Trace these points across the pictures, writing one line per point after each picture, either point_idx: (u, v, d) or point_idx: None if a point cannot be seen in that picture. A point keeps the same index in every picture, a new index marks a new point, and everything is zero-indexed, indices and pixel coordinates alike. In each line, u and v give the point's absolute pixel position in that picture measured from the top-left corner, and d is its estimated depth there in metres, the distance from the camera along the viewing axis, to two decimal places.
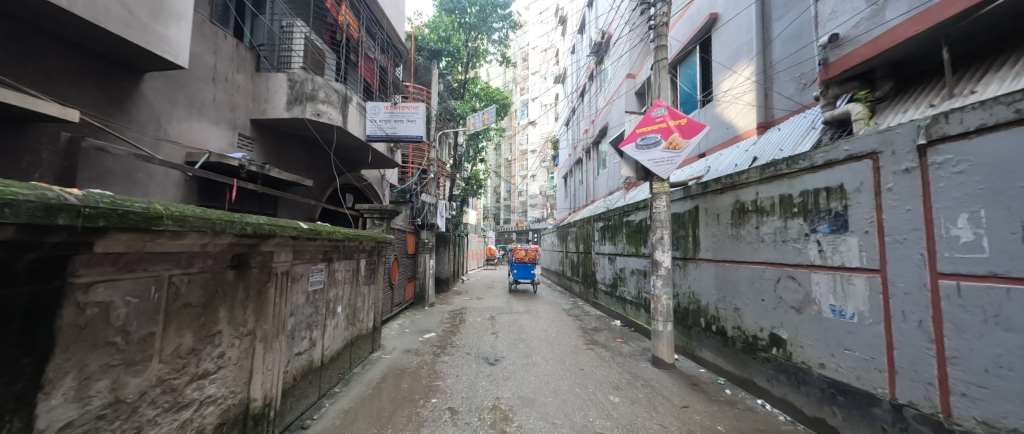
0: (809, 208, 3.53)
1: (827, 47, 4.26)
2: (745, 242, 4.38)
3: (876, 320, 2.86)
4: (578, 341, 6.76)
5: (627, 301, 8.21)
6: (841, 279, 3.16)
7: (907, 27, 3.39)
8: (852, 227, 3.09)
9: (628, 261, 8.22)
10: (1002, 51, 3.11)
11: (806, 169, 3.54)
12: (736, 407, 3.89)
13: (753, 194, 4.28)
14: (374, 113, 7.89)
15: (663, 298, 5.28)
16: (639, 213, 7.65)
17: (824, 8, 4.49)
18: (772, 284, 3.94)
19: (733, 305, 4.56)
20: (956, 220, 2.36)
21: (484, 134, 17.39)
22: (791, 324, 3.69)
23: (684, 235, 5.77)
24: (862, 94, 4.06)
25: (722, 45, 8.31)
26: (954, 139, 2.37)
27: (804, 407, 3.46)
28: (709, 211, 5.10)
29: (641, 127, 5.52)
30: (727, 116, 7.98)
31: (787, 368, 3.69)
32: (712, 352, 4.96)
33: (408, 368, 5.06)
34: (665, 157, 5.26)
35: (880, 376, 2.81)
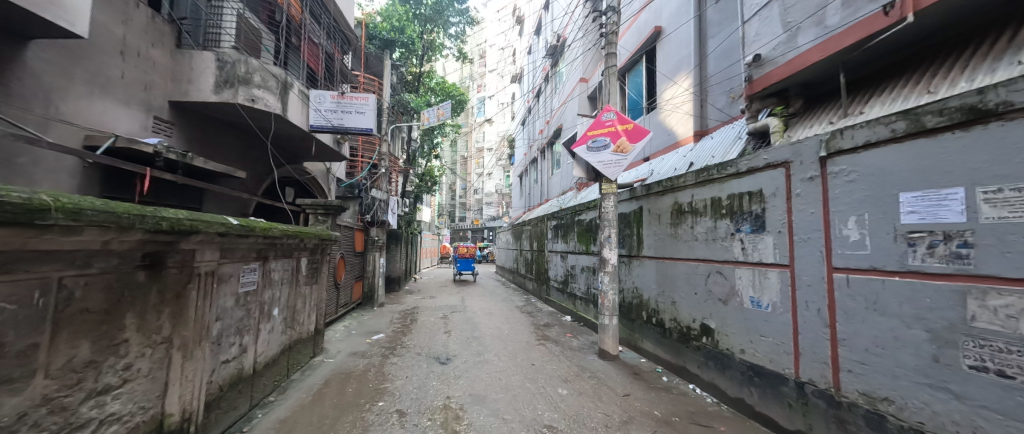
0: (734, 210, 3.91)
1: (752, 66, 4.73)
2: (682, 240, 4.73)
3: (785, 309, 3.25)
4: (530, 337, 6.88)
5: (577, 297, 8.51)
6: (758, 273, 3.55)
7: (814, 52, 3.87)
8: (768, 227, 3.47)
9: (578, 259, 8.51)
10: (884, 79, 3.68)
11: (732, 174, 3.91)
12: (671, 393, 4.20)
13: (689, 196, 4.64)
14: (319, 102, 7.37)
15: (610, 294, 5.53)
16: (589, 213, 7.94)
17: (749, 30, 4.96)
18: (704, 279, 4.31)
19: (671, 299, 4.92)
20: (847, 222, 2.74)
21: (439, 130, 17.03)
22: (718, 314, 4.07)
23: (629, 234, 6.11)
24: (778, 109, 4.58)
25: (665, 56, 8.90)
26: (846, 152, 2.76)
27: (728, 389, 3.84)
28: (652, 212, 5.45)
29: (592, 129, 5.71)
30: (668, 123, 8.56)
31: (714, 355, 4.07)
32: (653, 343, 5.31)
33: (354, 371, 4.84)
34: (614, 159, 5.52)
35: (787, 358, 3.19)
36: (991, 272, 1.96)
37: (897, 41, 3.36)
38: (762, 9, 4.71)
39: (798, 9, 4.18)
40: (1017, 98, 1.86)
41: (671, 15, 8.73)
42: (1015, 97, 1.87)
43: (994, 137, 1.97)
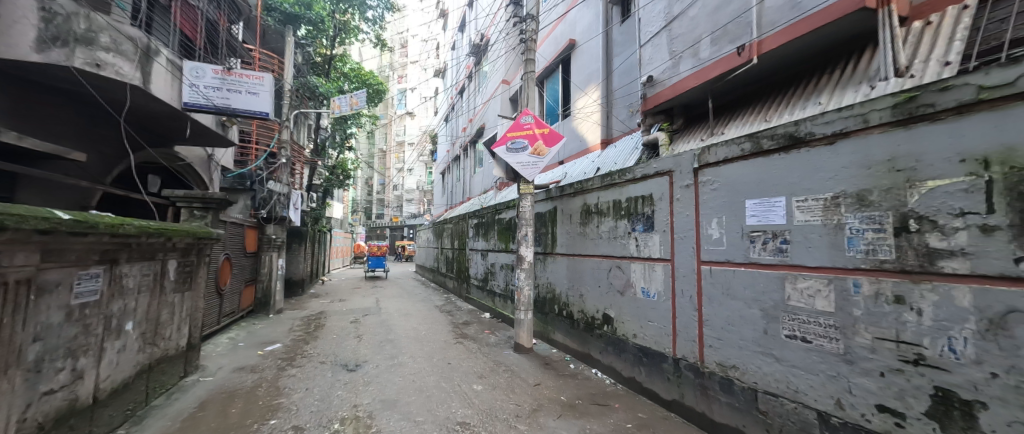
0: (631, 211, 4.38)
1: (645, 86, 5.37)
2: (590, 238, 5.16)
3: (667, 297, 3.76)
4: (448, 336, 6.81)
5: (496, 294, 8.67)
6: (648, 267, 4.05)
7: (691, 80, 4.57)
8: (656, 227, 3.97)
9: (498, 256, 8.66)
10: (738, 106, 4.52)
11: (630, 180, 4.37)
12: (576, 378, 4.57)
13: (595, 199, 5.07)
14: (196, 76, 6.29)
15: (526, 290, 5.76)
16: (509, 212, 8.14)
17: (643, 53, 5.60)
18: (606, 273, 4.77)
19: (579, 292, 5.34)
20: (711, 223, 3.29)
21: (353, 119, 15.72)
22: (617, 304, 4.54)
23: (545, 232, 6.45)
24: (665, 125, 5.30)
25: (578, 67, 9.58)
26: (712, 165, 3.31)
27: (623, 370, 4.32)
28: (565, 212, 5.83)
29: (511, 131, 5.83)
30: (580, 130, 9.25)
31: (613, 340, 4.55)
32: (563, 334, 5.70)
33: (240, 388, 4.25)
34: (531, 161, 5.74)
35: (667, 339, 3.72)
36: (799, 262, 2.54)
37: (747, 76, 4.18)
38: (654, 36, 5.36)
39: (680, 40, 4.86)
40: (816, 130, 2.44)
41: (584, 30, 9.43)
42: (815, 129, 2.45)
43: (803, 158, 2.55)
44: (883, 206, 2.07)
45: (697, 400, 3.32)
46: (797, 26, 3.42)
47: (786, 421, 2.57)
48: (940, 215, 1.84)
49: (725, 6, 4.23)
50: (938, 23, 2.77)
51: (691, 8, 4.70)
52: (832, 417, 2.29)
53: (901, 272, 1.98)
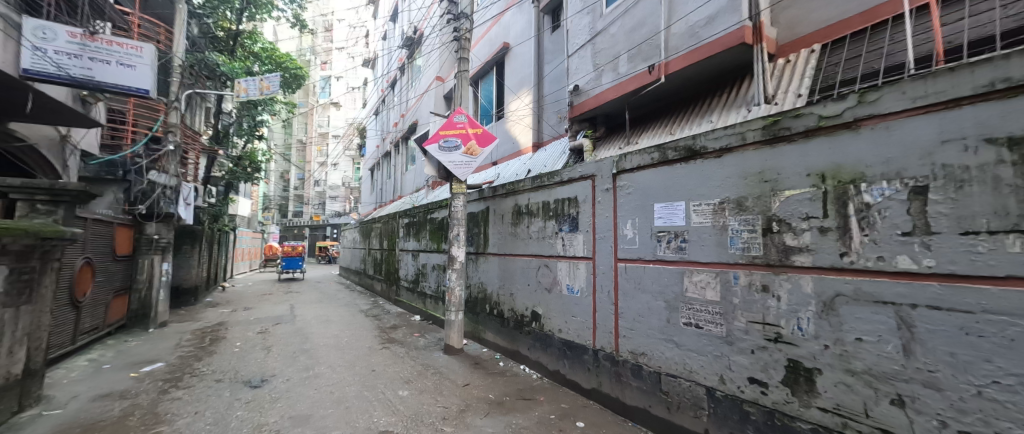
0: (558, 212, 4.57)
1: (572, 94, 5.69)
2: (520, 238, 5.29)
3: (589, 293, 4.02)
4: (373, 342, 6.44)
5: (426, 295, 8.44)
6: (573, 265, 4.27)
7: (611, 92, 4.97)
8: (580, 227, 4.20)
9: (429, 257, 8.43)
10: (650, 118, 5.02)
11: (557, 182, 4.55)
12: (505, 376, 4.66)
13: (526, 200, 5.21)
14: (43, 37, 5.09)
15: (456, 290, 5.69)
16: (441, 211, 7.97)
17: (570, 64, 5.89)
18: (535, 271, 4.93)
19: (510, 291, 5.45)
20: (627, 223, 3.58)
21: (266, 105, 13.70)
22: (544, 302, 4.73)
23: (477, 232, 6.45)
24: (589, 132, 5.69)
25: (512, 70, 9.76)
26: (627, 171, 3.60)
27: (549, 364, 4.52)
28: (497, 212, 5.90)
29: (443, 129, 5.71)
30: (512, 132, 9.45)
31: (540, 336, 4.72)
32: (494, 333, 5.76)
33: (106, 419, 3.54)
34: (464, 160, 5.66)
35: (588, 332, 3.97)
36: (694, 259, 2.90)
37: (657, 93, 4.66)
38: (580, 48, 5.68)
39: (603, 54, 5.22)
40: (707, 144, 2.80)
41: (518, 34, 9.62)
42: (707, 143, 2.81)
43: (697, 168, 2.91)
44: (756, 211, 2.46)
45: (612, 387, 3.60)
46: (695, 53, 3.92)
47: (682, 398, 2.92)
48: (793, 218, 2.25)
49: (639, 28, 4.65)
50: (795, 61, 3.53)
51: (612, 26, 5.09)
52: (717, 391, 2.65)
53: (766, 265, 2.38)
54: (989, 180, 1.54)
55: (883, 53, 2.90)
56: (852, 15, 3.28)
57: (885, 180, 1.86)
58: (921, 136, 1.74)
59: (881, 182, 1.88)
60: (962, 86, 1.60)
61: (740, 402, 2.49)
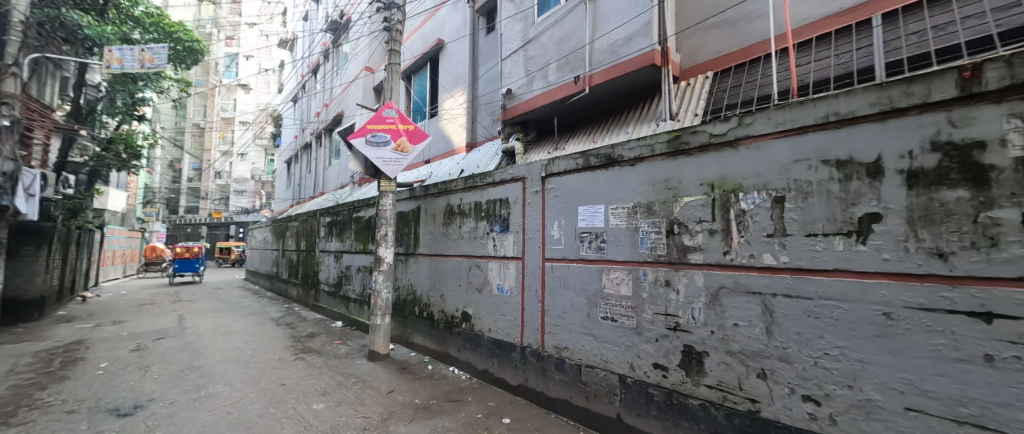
0: (490, 213, 4.59)
1: (505, 97, 5.80)
2: (452, 238, 5.22)
3: (517, 292, 4.12)
4: (285, 353, 5.84)
5: (350, 299, 7.90)
6: (503, 265, 4.33)
7: (542, 98, 5.18)
8: (510, 228, 4.27)
9: (353, 259, 7.89)
10: (576, 126, 5.33)
11: (490, 183, 4.57)
12: (433, 379, 4.58)
13: (458, 200, 5.16)
14: None
15: (383, 293, 5.41)
16: (368, 210, 7.51)
17: (503, 67, 5.98)
18: (466, 272, 4.90)
19: (440, 293, 5.35)
20: (554, 225, 3.73)
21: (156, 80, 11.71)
22: (475, 302, 4.73)
23: (407, 232, 6.22)
24: (521, 136, 5.87)
25: (446, 68, 9.61)
26: (554, 174, 3.76)
27: (478, 364, 4.54)
28: (428, 212, 5.76)
29: (371, 123, 5.36)
30: (446, 131, 9.31)
31: (470, 337, 4.72)
32: (423, 336, 5.62)
33: None
34: (393, 157, 5.37)
35: (516, 330, 4.08)
36: (611, 258, 3.14)
37: (582, 103, 4.97)
38: (513, 53, 5.80)
39: (534, 61, 5.40)
40: (624, 153, 3.06)
41: (452, 32, 9.50)
42: (623, 152, 3.07)
43: (615, 175, 3.16)
44: (661, 214, 2.76)
45: (537, 381, 3.76)
46: (615, 68, 4.27)
47: (598, 386, 3.16)
48: (689, 222, 2.57)
49: (568, 40, 4.91)
50: (694, 85, 4.07)
51: (543, 35, 5.30)
52: (627, 377, 2.92)
53: (668, 263, 2.69)
54: (825, 193, 1.94)
55: (757, 84, 3.52)
56: (735, 50, 3.93)
57: (756, 191, 2.23)
58: (781, 155, 2.13)
59: (753, 192, 2.25)
60: (808, 117, 2.00)
61: (646, 386, 2.77)
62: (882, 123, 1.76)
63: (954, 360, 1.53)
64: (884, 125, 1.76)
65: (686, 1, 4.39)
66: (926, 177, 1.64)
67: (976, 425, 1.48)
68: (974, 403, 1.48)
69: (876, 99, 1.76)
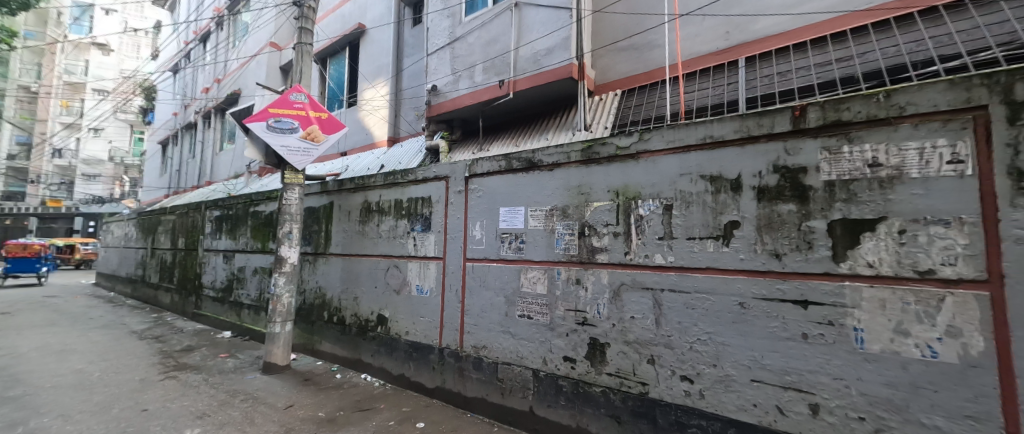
0: (411, 211, 4.42)
1: (430, 94, 5.66)
2: (368, 237, 4.91)
3: (437, 293, 4.04)
4: (150, 373, 4.88)
5: (243, 306, 6.93)
6: (423, 265, 4.20)
7: (468, 98, 5.18)
8: (432, 227, 4.16)
9: (249, 259, 6.93)
10: (501, 129, 5.44)
11: (412, 181, 4.41)
12: (341, 389, 4.25)
13: (377, 197, 4.87)
14: None
15: (285, 298, 4.83)
16: (269, 205, 6.67)
17: (429, 62, 5.82)
18: (383, 273, 4.65)
19: (354, 295, 5.00)
20: (476, 225, 3.74)
21: None
22: (392, 304, 4.51)
23: (317, 230, 5.69)
24: (445, 134, 5.81)
25: (367, 55, 9.02)
26: (478, 175, 3.77)
27: (393, 369, 4.36)
28: (342, 208, 5.34)
29: (275, 107, 4.73)
30: (366, 123, 8.75)
31: (385, 342, 4.49)
32: (332, 343, 5.19)
33: None
34: (301, 147, 4.85)
35: (435, 331, 4.00)
36: (529, 258, 3.27)
37: (507, 107, 5.10)
38: (439, 49, 5.69)
39: (460, 60, 5.37)
40: (543, 158, 3.21)
41: (375, 18, 8.94)
42: (542, 158, 3.22)
43: (534, 178, 3.29)
44: (574, 218, 2.97)
45: (454, 382, 3.74)
46: (538, 77, 4.47)
47: (513, 382, 3.26)
48: (597, 225, 2.81)
49: (494, 43, 4.98)
50: (606, 100, 4.48)
51: (470, 35, 5.30)
52: (540, 371, 3.07)
53: (579, 262, 2.90)
54: (701, 203, 2.29)
55: (656, 105, 4.00)
56: (638, 73, 4.42)
57: (651, 199, 2.53)
58: (671, 169, 2.45)
59: (649, 200, 2.55)
60: (691, 137, 2.34)
61: (556, 378, 2.94)
62: (742, 147, 2.15)
63: (784, 339, 1.94)
64: (743, 149, 2.14)
65: (601, 22, 4.79)
66: (769, 193, 2.05)
67: (796, 389, 1.90)
68: (796, 372, 1.90)
69: (739, 127, 2.15)
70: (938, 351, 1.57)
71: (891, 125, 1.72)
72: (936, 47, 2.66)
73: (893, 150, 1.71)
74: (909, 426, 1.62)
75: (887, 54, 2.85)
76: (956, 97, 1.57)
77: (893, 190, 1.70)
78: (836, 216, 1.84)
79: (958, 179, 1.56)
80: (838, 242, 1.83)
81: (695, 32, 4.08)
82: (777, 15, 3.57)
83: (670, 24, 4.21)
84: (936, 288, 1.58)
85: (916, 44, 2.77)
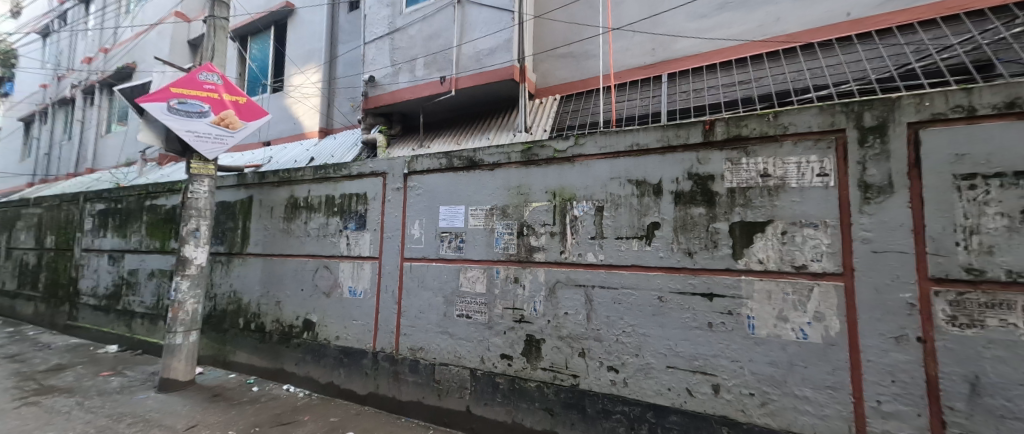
0: (344, 208, 4.15)
1: (367, 85, 5.37)
2: (294, 236, 4.52)
3: (371, 295, 3.84)
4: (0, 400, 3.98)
5: (135, 315, 5.97)
6: (357, 266, 3.97)
7: (408, 92, 5.00)
8: (367, 226, 3.95)
9: (143, 260, 5.98)
10: (443, 125, 5.33)
11: (345, 176, 4.14)
12: (258, 402, 3.86)
13: (305, 192, 4.49)
14: None
15: (189, 304, 4.23)
16: (171, 198, 5.82)
17: (366, 52, 5.52)
18: (311, 274, 4.30)
19: (275, 299, 4.56)
20: (415, 224, 3.63)
21: None
22: (320, 308, 4.20)
23: (231, 227, 5.10)
24: (384, 128, 5.55)
25: (296, 38, 8.29)
26: (417, 172, 3.66)
27: (320, 377, 4.07)
28: (263, 204, 4.84)
29: (179, 86, 4.08)
30: (293, 111, 8.04)
31: (311, 349, 4.17)
32: (248, 352, 4.68)
33: None
34: (214, 134, 4.30)
35: (368, 335, 3.81)
36: (469, 257, 3.26)
37: (450, 104, 5.02)
38: (378, 39, 5.42)
39: (401, 53, 5.17)
40: (484, 157, 3.21)
41: None
42: (483, 157, 3.22)
43: (475, 177, 3.29)
44: (514, 217, 3.02)
45: (388, 387, 3.59)
46: (480, 76, 4.46)
47: (449, 383, 3.22)
48: (535, 224, 2.89)
49: (436, 38, 4.87)
50: (545, 103, 4.64)
51: (411, 27, 5.12)
52: (477, 370, 3.07)
53: (517, 261, 2.96)
54: (628, 205, 2.47)
55: (591, 111, 4.22)
56: (576, 80, 4.63)
57: (584, 201, 2.67)
58: (602, 173, 2.60)
59: (583, 201, 2.68)
60: (620, 144, 2.51)
61: (493, 376, 2.97)
62: (663, 155, 2.36)
63: (694, 328, 2.16)
64: (664, 157, 2.36)
65: (542, 27, 4.93)
66: (684, 197, 2.27)
67: (703, 373, 2.13)
68: (703, 357, 2.13)
69: (660, 136, 2.35)
70: (807, 333, 1.87)
71: (778, 142, 2.02)
72: (812, 77, 3.16)
73: (779, 163, 2.00)
74: (786, 398, 1.90)
75: (778, 80, 3.32)
76: (824, 121, 1.89)
77: (779, 197, 1.99)
78: (736, 219, 2.10)
79: (824, 189, 1.88)
80: (737, 242, 2.09)
81: (626, 46, 4.38)
82: (694, 37, 3.98)
83: (604, 36, 4.47)
84: (808, 280, 1.89)
85: (799, 73, 3.26)
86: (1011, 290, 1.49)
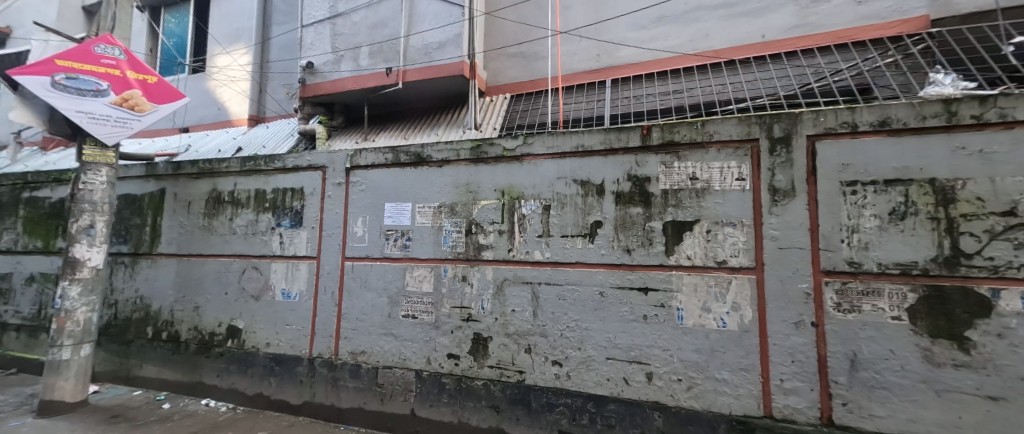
0: (277, 204, 3.82)
1: (305, 71, 4.98)
2: (216, 234, 4.07)
3: (307, 297, 3.58)
4: None
5: (7, 329, 4.99)
6: (292, 266, 3.67)
7: (350, 82, 4.72)
8: (304, 223, 3.67)
9: (20, 263, 5.03)
10: (389, 119, 5.11)
11: (278, 169, 3.81)
12: (169, 421, 3.42)
13: (231, 185, 4.07)
14: None
15: (81, 312, 3.62)
16: (58, 190, 4.95)
17: (304, 36, 5.11)
18: (237, 276, 3.91)
19: (193, 304, 4.08)
20: (357, 222, 3.44)
21: None
22: (247, 312, 3.83)
23: (138, 224, 4.46)
24: (324, 119, 5.19)
25: (220, 14, 7.45)
26: (361, 167, 3.47)
27: (247, 388, 3.72)
28: (178, 198, 4.30)
29: (66, 59, 3.47)
30: (217, 95, 7.24)
31: (236, 358, 3.79)
32: (158, 366, 4.14)
33: None
34: (115, 116, 3.72)
35: (303, 340, 3.54)
36: (415, 256, 3.16)
37: (397, 97, 4.83)
38: (318, 22, 5.05)
39: (343, 39, 4.86)
40: (432, 154, 3.13)
41: None
42: (431, 153, 3.14)
43: (422, 174, 3.19)
44: (462, 215, 2.98)
45: (325, 394, 3.37)
46: (428, 70, 4.35)
47: (393, 386, 3.11)
48: (484, 222, 2.88)
49: (383, 27, 4.65)
50: (496, 102, 4.65)
51: (355, 13, 4.84)
52: (423, 371, 3.00)
53: (465, 260, 2.94)
54: (574, 204, 2.56)
55: (540, 112, 4.30)
56: (525, 80, 4.69)
57: (532, 200, 2.72)
58: (549, 172, 2.67)
59: (530, 200, 2.73)
60: (567, 145, 2.59)
61: (439, 377, 2.92)
62: (606, 157, 2.48)
63: (631, 321, 2.30)
64: (606, 159, 2.47)
65: (493, 25, 4.92)
66: (624, 198, 2.41)
67: (639, 363, 2.27)
68: (638, 347, 2.27)
69: (604, 139, 2.47)
70: (726, 322, 2.08)
71: (704, 148, 2.21)
72: (734, 91, 3.50)
73: (706, 168, 2.20)
74: (708, 381, 2.09)
75: (706, 91, 3.63)
76: (742, 131, 2.10)
77: (705, 199, 2.18)
78: (668, 218, 2.26)
79: (741, 192, 2.10)
80: (669, 240, 2.26)
81: (573, 50, 4.52)
82: (635, 47, 4.22)
83: (552, 39, 4.57)
84: (727, 274, 2.09)
85: (724, 85, 3.59)
86: (881, 280, 1.78)
